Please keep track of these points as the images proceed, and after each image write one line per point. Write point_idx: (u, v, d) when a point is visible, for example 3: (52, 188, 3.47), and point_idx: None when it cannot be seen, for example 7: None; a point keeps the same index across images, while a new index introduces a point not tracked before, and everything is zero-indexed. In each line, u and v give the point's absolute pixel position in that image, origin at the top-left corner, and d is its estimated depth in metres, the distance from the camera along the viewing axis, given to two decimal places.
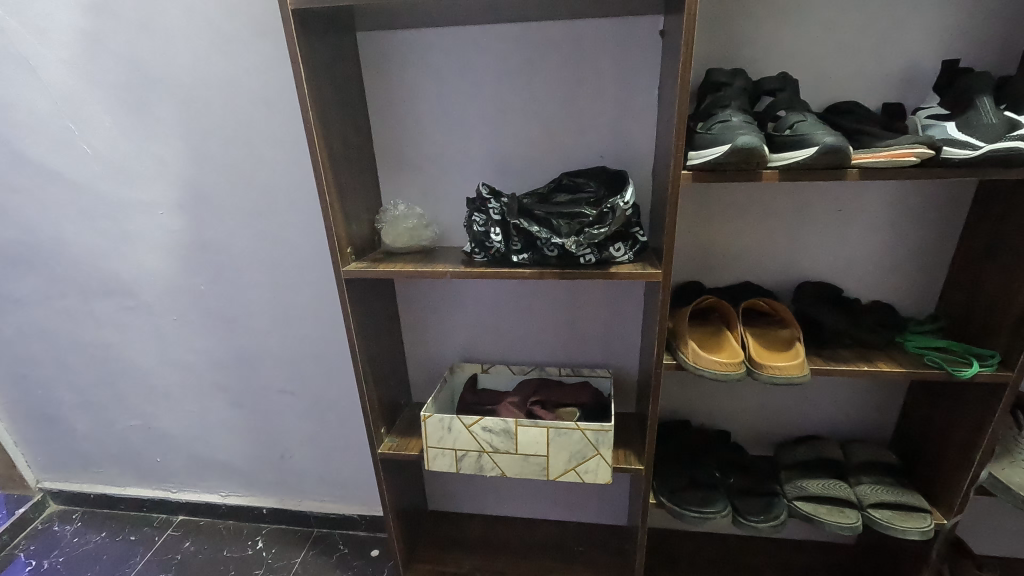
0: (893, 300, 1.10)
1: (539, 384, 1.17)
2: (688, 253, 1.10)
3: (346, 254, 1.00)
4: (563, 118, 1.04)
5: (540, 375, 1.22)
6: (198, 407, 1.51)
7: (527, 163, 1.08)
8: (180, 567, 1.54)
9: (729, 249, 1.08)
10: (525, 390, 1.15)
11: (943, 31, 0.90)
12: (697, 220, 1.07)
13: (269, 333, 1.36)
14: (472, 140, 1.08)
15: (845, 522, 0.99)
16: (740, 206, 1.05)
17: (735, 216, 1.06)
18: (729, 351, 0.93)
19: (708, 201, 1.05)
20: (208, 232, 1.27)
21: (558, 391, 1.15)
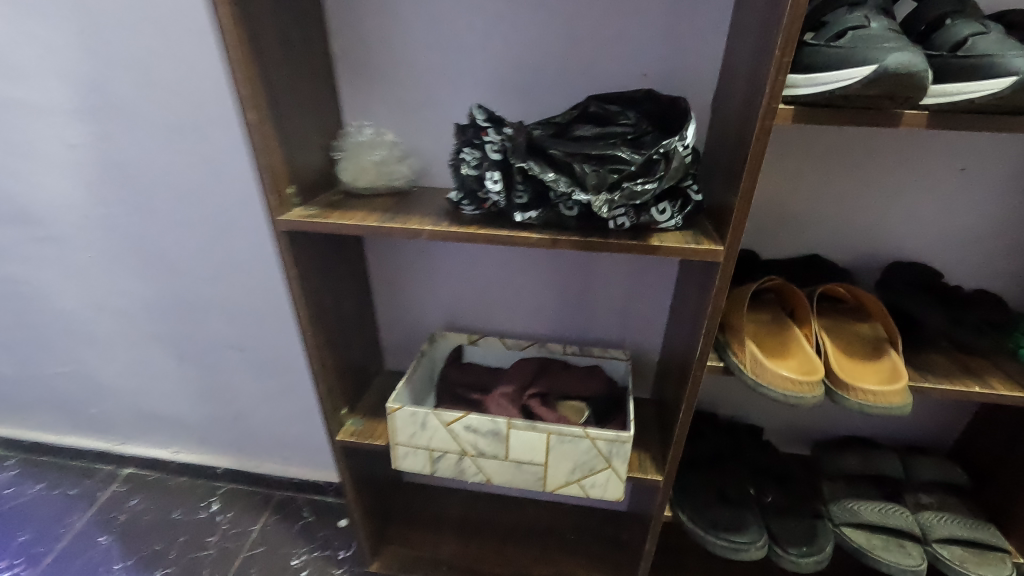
0: (1001, 290, 0.85)
1: (540, 367, 0.94)
2: (761, 216, 0.83)
3: (286, 197, 0.73)
4: (596, 16, 0.73)
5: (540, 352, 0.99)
6: (133, 359, 1.28)
7: (540, 81, 0.79)
8: (124, 529, 1.39)
9: (811, 215, 0.82)
10: (522, 374, 0.92)
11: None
12: (780, 172, 0.79)
13: (209, 281, 1.11)
14: (466, 42, 0.78)
15: (908, 565, 0.81)
16: (837, 160, 0.78)
17: (827, 172, 0.79)
18: (801, 358, 0.69)
19: (797, 151, 0.77)
20: (120, 151, 0.98)
21: (562, 376, 0.93)
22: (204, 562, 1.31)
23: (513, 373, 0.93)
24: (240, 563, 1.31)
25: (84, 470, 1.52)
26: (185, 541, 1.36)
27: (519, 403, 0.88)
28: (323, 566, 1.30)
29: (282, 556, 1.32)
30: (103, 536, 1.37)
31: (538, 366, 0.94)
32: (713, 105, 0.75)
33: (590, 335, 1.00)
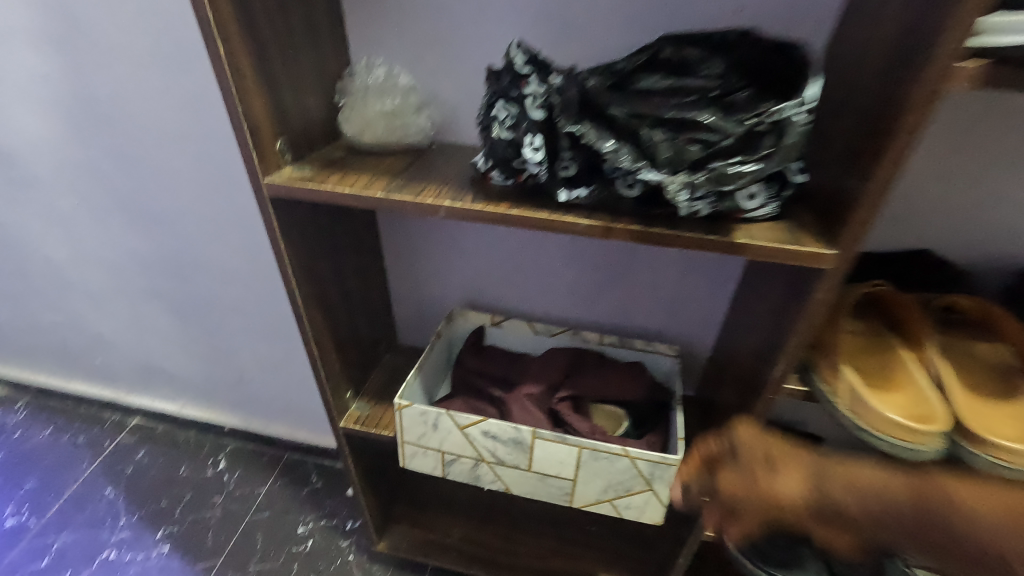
0: None
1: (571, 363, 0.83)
2: (911, 199, 0.67)
3: (274, 154, 0.59)
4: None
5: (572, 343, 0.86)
6: (130, 312, 1.19)
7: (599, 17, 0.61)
8: (130, 482, 1.35)
9: (962, 204, 0.66)
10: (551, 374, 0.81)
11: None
12: (951, 146, 0.62)
13: (205, 236, 0.99)
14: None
15: None
16: (1019, 139, 0.60)
17: (1000, 153, 0.62)
18: (912, 396, 0.55)
19: (980, 119, 0.60)
20: (97, 82, 0.84)
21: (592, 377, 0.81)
22: (209, 523, 1.27)
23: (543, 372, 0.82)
24: (245, 527, 1.26)
25: (92, 417, 1.48)
26: (190, 500, 1.31)
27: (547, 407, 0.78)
28: (329, 537, 1.24)
29: (288, 523, 1.27)
30: (109, 488, 1.34)
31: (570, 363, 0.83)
32: (827, 54, 0.57)
33: (632, 326, 0.86)
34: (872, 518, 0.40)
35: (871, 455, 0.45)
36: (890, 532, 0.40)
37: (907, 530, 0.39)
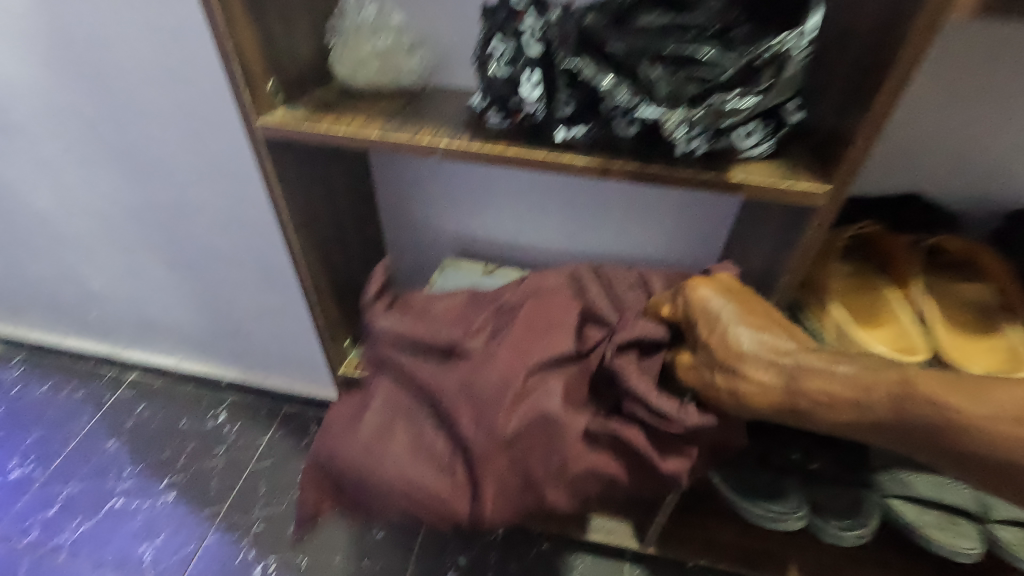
0: None
1: (557, 317, 0.65)
2: (903, 140, 0.69)
3: (265, 94, 0.58)
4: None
5: (533, 286, 0.71)
6: (123, 264, 1.18)
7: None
8: (133, 434, 1.37)
9: (939, 145, 0.69)
10: (561, 348, 0.62)
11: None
12: (947, 86, 0.65)
13: (196, 185, 0.97)
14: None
15: (962, 548, 0.74)
16: (1007, 83, 0.63)
17: (991, 93, 0.64)
18: (895, 330, 0.61)
19: (978, 59, 0.62)
20: (79, 23, 0.82)
21: (685, 300, 0.56)
22: (213, 471, 1.30)
23: (529, 351, 0.62)
24: (248, 476, 1.30)
25: (89, 372, 1.49)
26: (192, 450, 1.34)
27: (571, 403, 0.61)
28: None
29: (290, 470, 1.31)
30: (111, 440, 1.36)
31: (558, 314, 0.66)
32: None
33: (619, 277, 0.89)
34: (841, 403, 0.47)
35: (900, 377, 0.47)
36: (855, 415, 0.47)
37: (872, 412, 0.46)
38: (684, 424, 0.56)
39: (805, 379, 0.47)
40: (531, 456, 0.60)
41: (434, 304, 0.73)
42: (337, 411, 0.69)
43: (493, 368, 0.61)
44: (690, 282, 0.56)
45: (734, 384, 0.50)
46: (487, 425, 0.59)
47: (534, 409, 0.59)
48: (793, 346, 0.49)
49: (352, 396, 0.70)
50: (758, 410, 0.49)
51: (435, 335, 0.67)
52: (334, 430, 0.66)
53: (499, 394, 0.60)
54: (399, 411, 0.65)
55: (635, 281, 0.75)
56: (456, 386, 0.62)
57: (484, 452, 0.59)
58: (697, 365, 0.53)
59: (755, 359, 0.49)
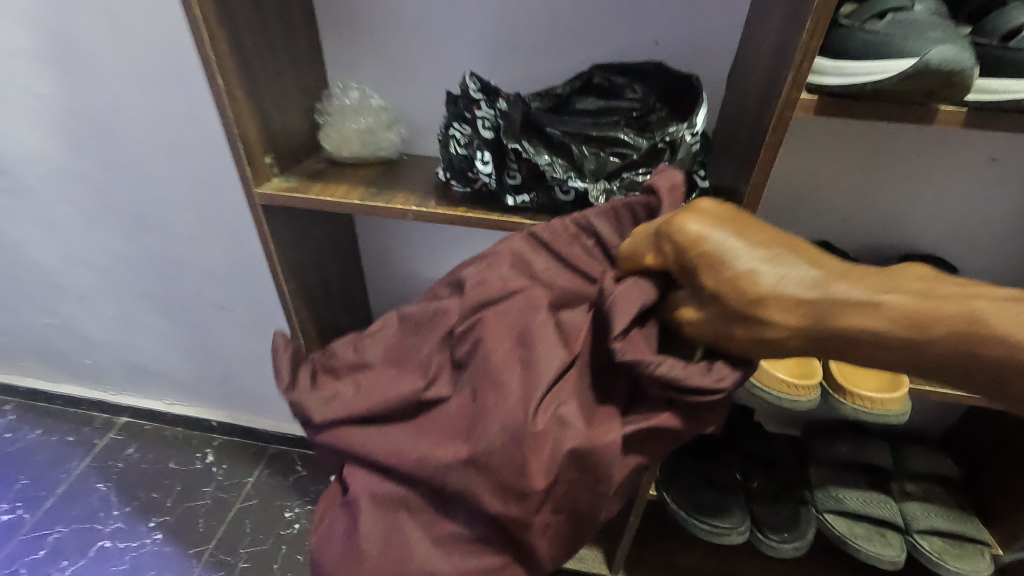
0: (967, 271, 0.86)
1: (527, 331, 0.52)
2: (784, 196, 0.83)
3: (263, 167, 0.68)
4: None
5: (475, 305, 0.55)
6: (121, 312, 1.26)
7: (549, 50, 0.74)
8: (122, 477, 1.41)
9: (815, 198, 0.83)
10: (555, 366, 0.49)
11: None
12: (812, 153, 0.79)
13: (193, 240, 1.07)
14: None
15: (888, 556, 0.82)
16: (860, 147, 0.77)
17: (849, 154, 0.78)
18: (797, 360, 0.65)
19: (831, 132, 0.77)
20: (91, 106, 0.91)
21: (670, 244, 0.45)
22: (200, 511, 1.35)
23: (512, 395, 0.49)
24: (234, 514, 1.34)
25: (80, 417, 1.53)
26: (180, 491, 1.39)
27: (591, 421, 0.49)
28: None
29: (276, 508, 1.35)
30: (101, 483, 1.40)
31: (529, 322, 0.52)
32: (727, 86, 0.70)
33: None
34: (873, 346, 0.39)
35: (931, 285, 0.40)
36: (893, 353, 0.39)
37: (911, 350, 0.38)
38: (724, 388, 0.45)
39: (834, 316, 0.40)
40: (568, 496, 0.50)
41: (364, 354, 0.62)
42: (331, 533, 0.59)
43: (484, 428, 0.49)
44: (671, 219, 0.45)
45: (756, 332, 0.43)
46: (513, 490, 0.48)
47: (554, 461, 0.48)
48: (815, 276, 0.40)
49: (339, 514, 0.59)
50: (779, 353, 0.43)
51: (387, 399, 0.56)
52: (339, 562, 0.57)
53: (506, 457, 0.48)
54: (392, 504, 0.55)
55: (574, 231, 0.56)
56: (447, 460, 0.51)
57: (524, 519, 0.50)
58: (708, 314, 0.44)
59: (781, 303, 0.40)
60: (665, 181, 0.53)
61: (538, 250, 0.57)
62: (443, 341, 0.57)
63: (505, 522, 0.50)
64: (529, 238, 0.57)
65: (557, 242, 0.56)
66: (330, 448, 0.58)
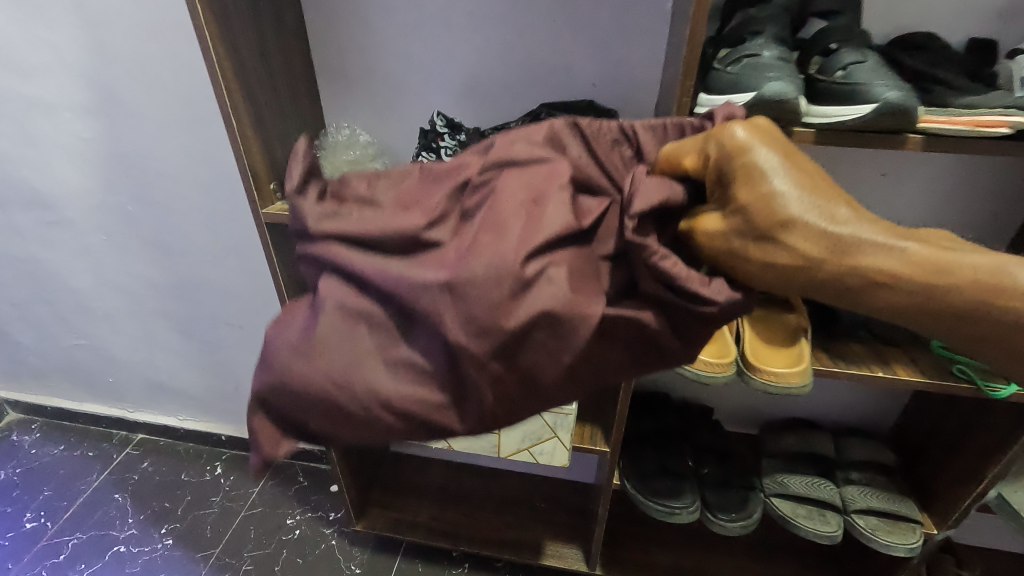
0: None
1: (540, 193, 0.53)
2: None
3: (268, 192, 0.82)
4: (550, 12, 0.81)
5: (497, 160, 0.56)
6: (142, 332, 1.39)
7: (505, 75, 0.87)
8: (137, 488, 1.52)
9: None
10: (557, 226, 0.52)
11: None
12: None
13: (209, 262, 1.21)
14: (438, 33, 0.85)
15: (824, 532, 0.90)
16: None
17: None
18: (718, 343, 0.76)
19: None
20: (127, 145, 1.07)
21: (717, 152, 0.49)
22: (208, 518, 1.44)
23: (511, 238, 0.51)
24: (239, 521, 1.43)
25: (100, 434, 1.65)
26: (190, 500, 1.48)
27: (575, 288, 0.51)
28: (314, 526, 1.42)
29: (278, 516, 1.44)
30: (117, 493, 1.51)
31: (545, 184, 0.54)
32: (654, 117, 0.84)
33: None
34: (863, 288, 0.45)
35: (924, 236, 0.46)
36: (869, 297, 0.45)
37: (887, 297, 0.45)
38: (718, 303, 0.49)
39: (847, 254, 0.44)
40: (532, 348, 0.52)
41: (374, 192, 0.61)
42: (288, 323, 0.59)
43: (472, 263, 0.50)
44: (727, 129, 0.48)
45: (768, 252, 0.46)
46: (481, 326, 0.50)
47: (530, 306, 0.50)
48: (844, 213, 0.44)
49: (303, 311, 0.59)
50: (774, 279, 0.47)
51: (389, 228, 0.55)
52: (290, 353, 0.57)
53: (486, 291, 0.50)
54: (356, 316, 0.55)
55: (615, 137, 0.59)
56: (428, 282, 0.51)
57: (479, 356, 0.51)
58: (729, 227, 0.48)
59: (804, 229, 0.44)
60: (725, 111, 0.54)
61: (575, 138, 0.58)
62: (455, 187, 0.57)
63: (460, 355, 0.51)
64: (568, 122, 0.58)
65: (595, 138, 0.58)
66: (316, 258, 0.58)
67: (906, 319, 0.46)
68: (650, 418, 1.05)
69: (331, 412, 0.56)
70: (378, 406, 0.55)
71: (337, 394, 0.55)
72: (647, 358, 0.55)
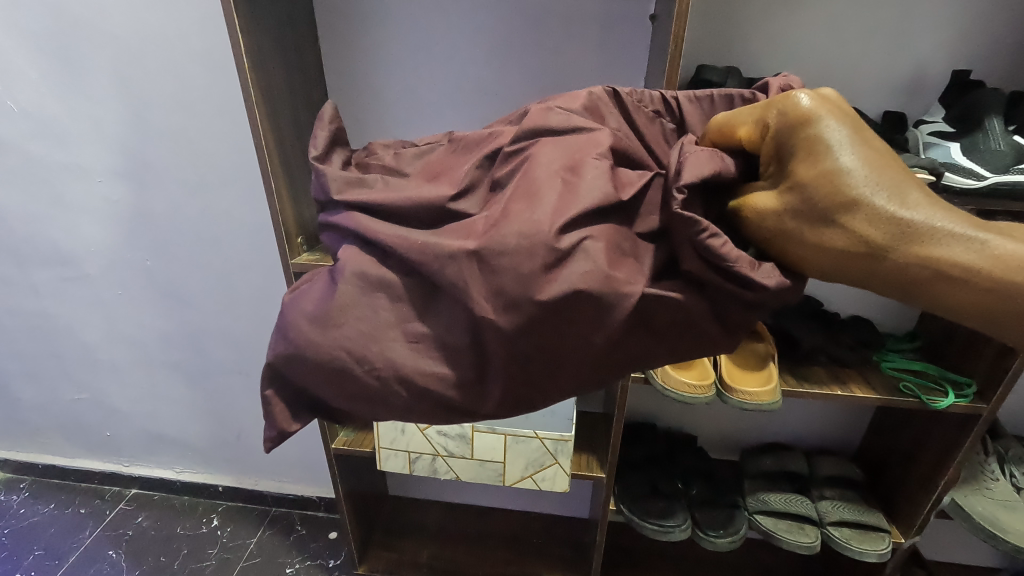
0: (851, 310, 1.06)
1: (578, 161, 0.48)
2: None
3: (297, 245, 0.91)
4: (535, 78, 0.95)
5: (532, 128, 0.50)
6: (148, 382, 1.44)
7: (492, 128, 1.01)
8: (131, 543, 1.49)
9: None
10: (597, 195, 0.46)
11: (965, 15, 0.84)
12: None
13: (222, 312, 1.28)
14: (433, 93, 0.98)
15: (804, 542, 0.99)
16: None
17: None
18: (700, 369, 0.87)
19: None
20: (153, 206, 1.16)
21: (776, 122, 0.43)
22: (206, 570, 1.42)
23: (546, 206, 0.45)
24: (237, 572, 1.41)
25: (92, 491, 1.64)
26: (187, 553, 1.47)
27: (612, 263, 0.46)
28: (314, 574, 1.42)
29: (278, 565, 1.44)
30: (111, 549, 1.48)
31: (583, 152, 0.48)
32: None
33: None
34: (924, 277, 0.39)
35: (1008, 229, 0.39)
36: (932, 289, 0.39)
37: (953, 292, 0.38)
38: (769, 288, 0.43)
39: (915, 242, 0.38)
40: (557, 334, 0.46)
41: (401, 163, 0.60)
42: (306, 291, 0.53)
43: (503, 232, 0.45)
44: (788, 95, 0.43)
45: (823, 236, 0.41)
46: (510, 298, 0.45)
47: (564, 280, 0.44)
48: (906, 194, 0.39)
49: (320, 275, 0.54)
50: (829, 264, 0.42)
51: (408, 198, 0.52)
52: (309, 323, 0.51)
53: (518, 261, 0.44)
54: (377, 287, 0.50)
55: (657, 109, 0.56)
56: (454, 252, 0.46)
57: (504, 330, 0.46)
58: (782, 206, 0.43)
59: (867, 211, 0.39)
60: (781, 82, 0.52)
61: (615, 108, 0.55)
62: (487, 158, 0.53)
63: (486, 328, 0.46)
64: (608, 92, 0.55)
65: (636, 108, 0.55)
66: (339, 228, 0.53)
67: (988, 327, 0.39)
68: (638, 444, 1.15)
69: (344, 386, 0.51)
70: (395, 380, 0.50)
71: (355, 367, 0.50)
72: (685, 342, 0.49)
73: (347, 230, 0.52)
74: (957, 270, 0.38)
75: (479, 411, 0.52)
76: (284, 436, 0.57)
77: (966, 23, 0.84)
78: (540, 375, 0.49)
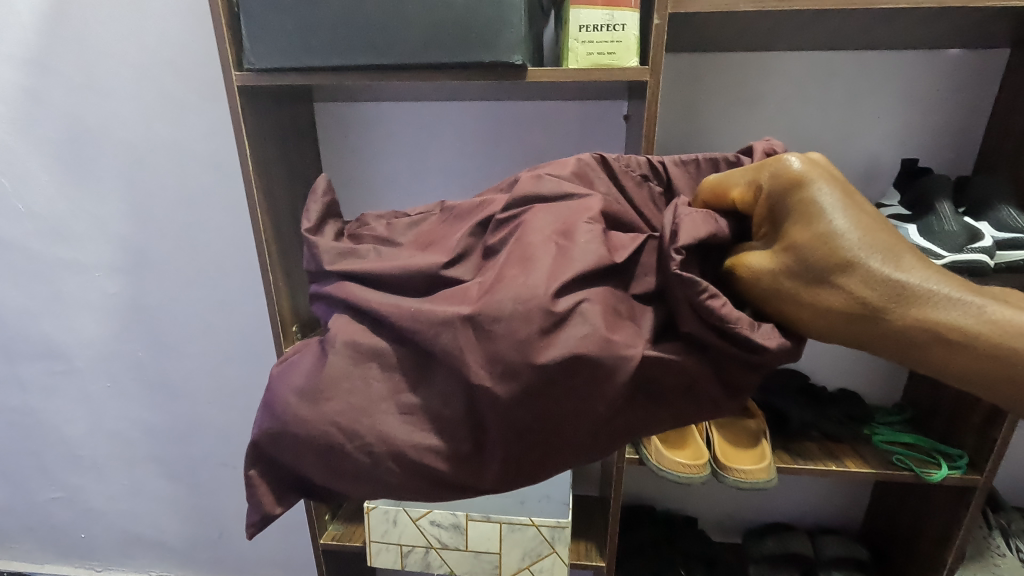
0: (839, 381, 1.07)
1: (570, 226, 0.50)
2: None
3: (291, 332, 0.93)
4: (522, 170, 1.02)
5: (524, 196, 0.54)
6: (130, 478, 1.38)
7: None
8: None
9: None
10: (591, 259, 0.48)
11: (909, 106, 0.93)
12: None
13: (212, 402, 1.27)
14: (427, 181, 1.04)
15: None
16: None
17: None
18: (693, 449, 0.86)
19: None
20: (149, 300, 1.18)
21: (770, 184, 0.47)
22: None
23: (541, 271, 0.47)
24: None
25: None
26: None
27: (610, 327, 0.47)
28: None
29: None
30: None
31: (574, 218, 0.51)
32: None
33: None
34: (920, 337, 0.40)
35: (999, 296, 0.41)
36: (930, 350, 0.41)
37: (950, 354, 0.40)
38: (772, 349, 0.45)
39: (909, 303, 0.41)
40: (557, 404, 0.48)
41: (393, 233, 0.62)
42: (296, 364, 0.55)
43: (499, 297, 0.46)
44: (780, 159, 0.47)
45: (821, 294, 0.44)
46: (507, 366, 0.46)
47: (562, 344, 0.46)
48: (898, 257, 0.42)
49: (309, 349, 0.55)
50: (826, 322, 0.44)
51: (407, 265, 0.53)
52: (296, 397, 0.52)
53: (514, 326, 0.46)
54: (367, 355, 0.52)
55: (644, 172, 0.60)
56: (449, 317, 0.48)
57: (505, 399, 0.47)
58: (778, 266, 0.46)
59: (862, 271, 0.42)
60: (764, 146, 0.57)
61: (603, 174, 0.58)
62: (478, 225, 0.55)
63: (487, 397, 0.47)
64: (596, 159, 0.58)
65: (624, 173, 0.58)
66: (330, 297, 0.55)
67: (988, 390, 0.40)
68: (636, 528, 1.11)
69: (330, 458, 0.52)
70: (386, 454, 0.51)
71: (343, 443, 0.51)
72: (681, 409, 0.50)
73: (342, 300, 0.54)
74: (952, 332, 0.39)
75: (476, 486, 0.52)
76: (269, 520, 0.57)
77: (912, 112, 0.93)
78: (538, 450, 0.50)
